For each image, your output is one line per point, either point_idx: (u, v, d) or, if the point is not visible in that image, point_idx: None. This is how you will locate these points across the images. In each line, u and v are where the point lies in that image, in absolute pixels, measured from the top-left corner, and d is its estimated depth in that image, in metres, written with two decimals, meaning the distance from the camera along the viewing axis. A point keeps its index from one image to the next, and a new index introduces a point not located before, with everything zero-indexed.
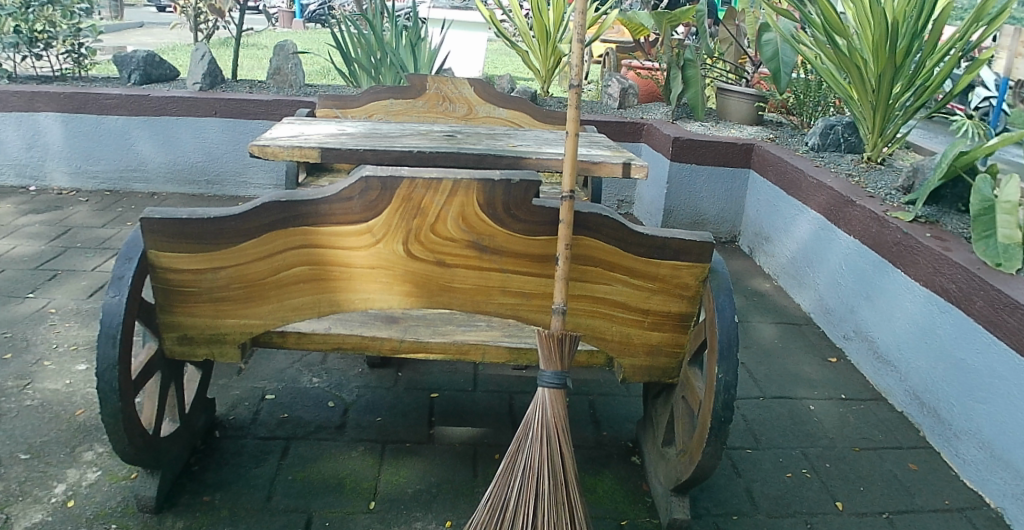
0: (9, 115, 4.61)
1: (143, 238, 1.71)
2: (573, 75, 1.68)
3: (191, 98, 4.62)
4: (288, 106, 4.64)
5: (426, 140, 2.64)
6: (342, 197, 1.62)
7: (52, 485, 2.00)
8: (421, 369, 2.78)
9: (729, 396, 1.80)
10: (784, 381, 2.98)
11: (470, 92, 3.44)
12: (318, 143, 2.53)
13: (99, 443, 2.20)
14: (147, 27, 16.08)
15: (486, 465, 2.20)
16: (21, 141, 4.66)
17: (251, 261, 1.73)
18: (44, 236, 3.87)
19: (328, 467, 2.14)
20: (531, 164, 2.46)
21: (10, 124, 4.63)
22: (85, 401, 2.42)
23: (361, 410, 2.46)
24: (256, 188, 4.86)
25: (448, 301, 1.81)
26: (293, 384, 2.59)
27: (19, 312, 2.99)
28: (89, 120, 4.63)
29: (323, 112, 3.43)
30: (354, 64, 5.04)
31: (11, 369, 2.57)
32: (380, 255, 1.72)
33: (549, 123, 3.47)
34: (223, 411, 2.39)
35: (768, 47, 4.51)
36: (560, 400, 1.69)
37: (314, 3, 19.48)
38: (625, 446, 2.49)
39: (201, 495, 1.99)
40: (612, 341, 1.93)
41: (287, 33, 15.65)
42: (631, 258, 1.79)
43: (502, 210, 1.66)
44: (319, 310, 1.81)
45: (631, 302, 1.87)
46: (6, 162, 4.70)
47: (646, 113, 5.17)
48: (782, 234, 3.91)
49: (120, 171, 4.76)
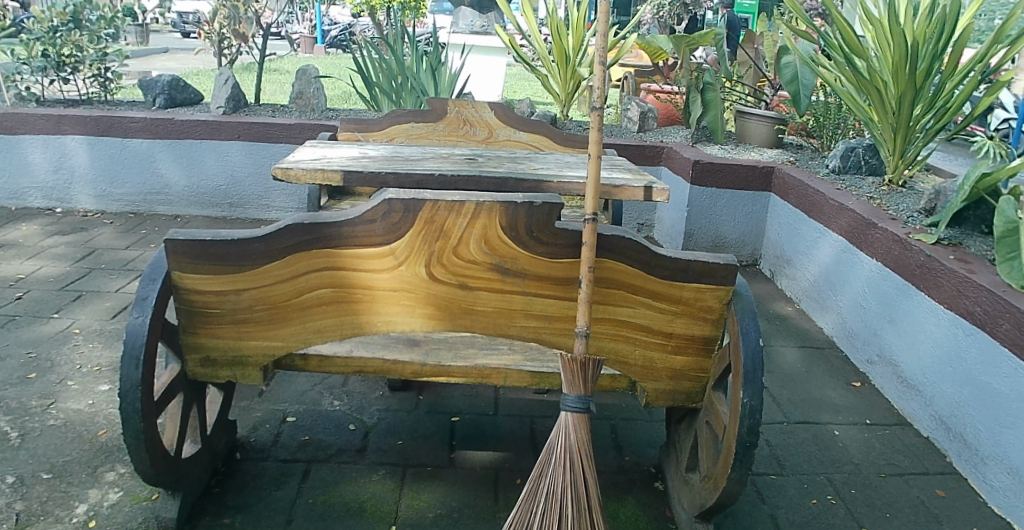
0: (36, 138, 4.69)
1: (167, 258, 1.73)
2: (595, 97, 1.70)
3: (214, 121, 4.67)
4: (310, 130, 4.65)
5: (447, 163, 2.60)
6: (366, 220, 1.67)
7: (74, 505, 2.00)
8: (442, 392, 2.74)
9: (753, 420, 1.81)
10: (808, 406, 2.95)
11: (491, 116, 3.43)
12: (340, 165, 2.51)
13: (121, 463, 2.19)
14: (172, 52, 16.51)
15: (507, 490, 2.17)
16: (48, 163, 4.74)
17: (275, 283, 1.75)
18: (68, 258, 3.91)
19: (349, 490, 2.11)
20: (552, 188, 2.40)
21: (37, 147, 4.71)
22: (108, 421, 2.42)
23: (382, 433, 2.43)
24: (278, 211, 4.88)
25: (471, 324, 1.85)
26: (314, 407, 2.57)
27: (45, 333, 3.01)
28: (115, 143, 4.70)
29: (345, 136, 3.44)
30: (375, 88, 5.08)
31: (34, 389, 2.58)
32: (403, 277, 1.76)
33: (569, 147, 3.44)
34: (244, 432, 2.38)
35: (787, 70, 4.46)
36: (583, 424, 1.72)
37: (335, 29, 19.79)
38: (648, 471, 2.46)
39: (222, 517, 1.98)
40: (635, 366, 1.94)
41: (309, 58, 15.98)
42: (652, 281, 1.81)
43: (524, 233, 1.69)
44: (341, 333, 1.84)
45: (654, 325, 1.88)
46: (33, 185, 4.78)
47: (666, 136, 5.16)
48: (804, 257, 3.88)
49: (145, 194, 4.82)
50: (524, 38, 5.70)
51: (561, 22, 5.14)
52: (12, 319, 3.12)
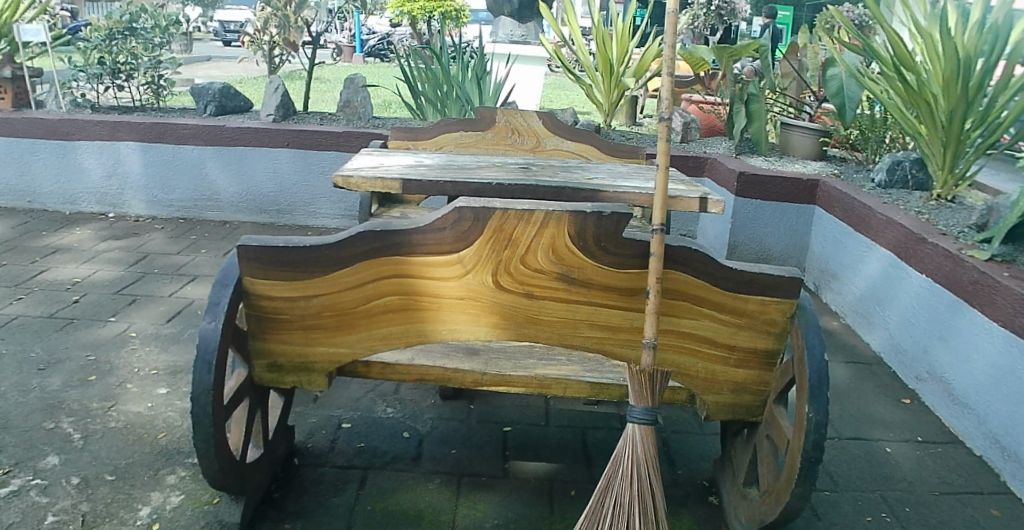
0: (92, 144, 4.78)
1: (239, 264, 1.75)
2: (662, 108, 1.73)
3: (266, 128, 4.72)
4: (359, 138, 4.68)
5: (503, 171, 2.59)
6: (435, 228, 1.67)
7: (137, 507, 2.01)
8: (493, 401, 2.73)
9: (819, 435, 1.78)
10: (858, 422, 2.91)
11: (539, 125, 3.43)
12: (399, 173, 2.52)
13: (181, 467, 2.20)
14: (214, 60, 16.78)
15: (563, 502, 2.14)
16: (102, 169, 4.81)
17: (343, 290, 1.76)
18: (123, 262, 3.96)
19: (406, 498, 2.11)
20: (608, 198, 2.36)
21: (93, 152, 4.79)
22: (168, 424, 2.43)
23: (436, 442, 2.43)
24: (326, 218, 4.88)
25: (535, 334, 1.84)
26: (368, 414, 2.57)
27: (102, 335, 3.05)
28: (167, 149, 4.78)
29: (395, 144, 3.48)
30: (421, 97, 5.12)
31: (95, 391, 2.61)
32: (470, 286, 1.75)
33: (618, 157, 3.41)
34: (300, 438, 2.38)
35: (832, 82, 4.43)
36: (650, 436, 1.73)
37: (375, 39, 20.04)
38: (701, 485, 2.43)
39: (283, 522, 1.98)
40: (697, 378, 1.92)
41: (351, 66, 16.16)
42: (716, 292, 1.79)
43: (592, 243, 1.69)
44: (407, 341, 1.84)
45: (717, 338, 1.86)
46: (87, 190, 4.85)
47: (709, 148, 5.17)
48: (849, 271, 3.85)
49: (196, 199, 4.87)
50: (567, 48, 5.71)
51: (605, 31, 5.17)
52: (71, 321, 3.16)
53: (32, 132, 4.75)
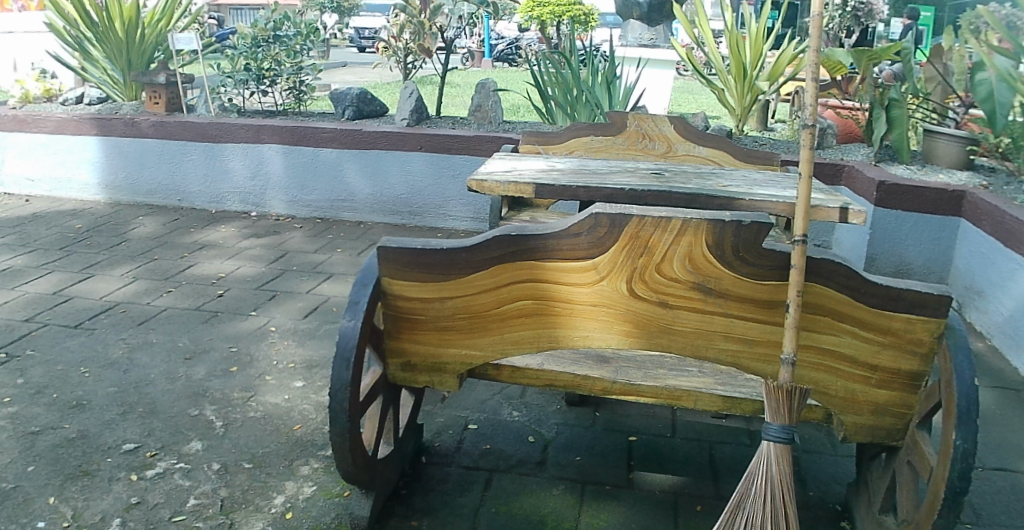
0: (237, 147, 5.17)
1: (378, 265, 1.80)
2: (805, 115, 1.66)
3: (402, 133, 4.88)
4: (489, 142, 4.75)
5: (635, 177, 2.56)
6: (571, 233, 1.65)
7: (272, 495, 2.11)
8: (618, 410, 2.70)
9: (966, 464, 1.65)
10: (1005, 452, 2.69)
11: (670, 130, 3.37)
12: (532, 177, 2.53)
13: (314, 459, 2.29)
14: (351, 66, 17.60)
15: (688, 517, 2.08)
16: (247, 170, 5.19)
17: (477, 293, 1.78)
18: (264, 259, 4.20)
19: (530, 503, 2.11)
20: (744, 206, 2.28)
21: (238, 154, 5.18)
22: (302, 417, 2.54)
23: (560, 448, 2.42)
24: (455, 220, 4.96)
25: (668, 344, 1.78)
26: (494, 416, 2.60)
27: (245, 328, 3.23)
28: (308, 151, 5.07)
29: (525, 148, 3.53)
30: (551, 101, 5.20)
31: (236, 382, 2.77)
32: (603, 292, 1.72)
33: (750, 163, 3.29)
34: (428, 437, 2.44)
35: (982, 87, 4.12)
36: (786, 457, 1.66)
37: (504, 44, 20.45)
38: (834, 509, 2.31)
39: (410, 519, 2.02)
40: (836, 397, 1.82)
41: (480, 71, 16.52)
42: (858, 308, 1.69)
43: (730, 252, 1.62)
44: (538, 345, 1.83)
45: (859, 356, 1.75)
46: (232, 190, 5.25)
47: (845, 155, 4.94)
48: (997, 290, 3.57)
49: (332, 200, 5.11)
50: (698, 51, 5.61)
51: (738, 35, 5.05)
52: (217, 314, 3.38)
53: (183, 136, 5.21)
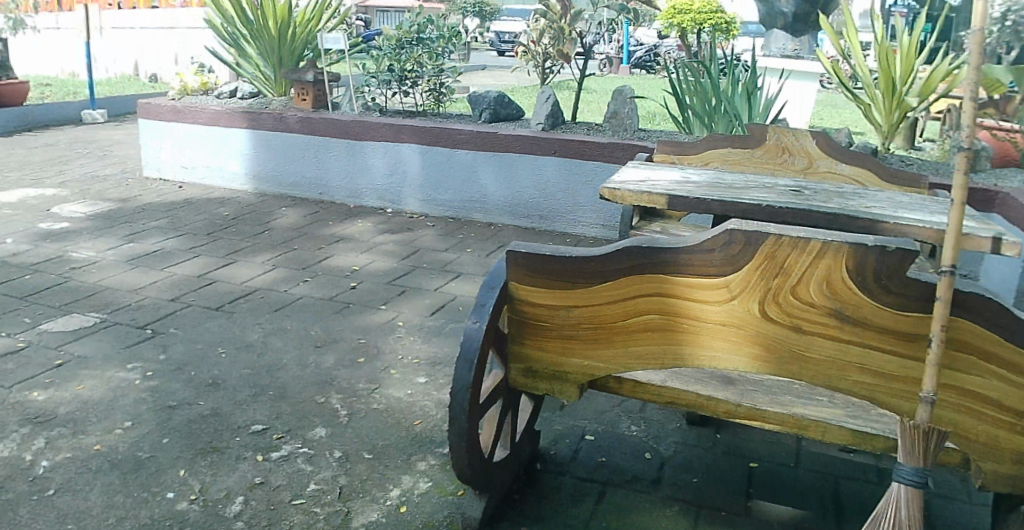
0: (378, 145, 5.37)
1: (507, 269, 1.83)
2: (961, 136, 1.52)
3: (537, 137, 4.94)
4: (624, 150, 4.71)
5: (774, 193, 2.47)
6: (704, 249, 1.58)
7: (388, 487, 2.17)
8: (741, 434, 2.61)
9: None
10: None
11: (812, 145, 3.24)
12: (665, 187, 2.52)
13: (431, 455, 2.34)
14: (488, 69, 18.01)
15: None
16: (386, 167, 5.38)
17: (603, 303, 1.76)
18: (397, 254, 4.35)
19: (642, 521, 2.08)
20: (887, 230, 2.16)
21: (379, 153, 5.38)
22: (422, 412, 2.61)
23: (677, 467, 2.37)
24: (584, 227, 4.94)
25: (801, 373, 1.66)
26: (612, 429, 2.58)
27: (374, 322, 3.36)
28: (444, 152, 5.21)
29: (660, 157, 3.52)
30: (688, 110, 5.14)
31: (362, 373, 2.88)
32: (734, 312, 1.64)
33: (895, 184, 3.11)
34: (545, 443, 2.46)
35: None
36: (917, 499, 1.61)
37: (643, 50, 20.29)
38: None
39: (520, 525, 2.04)
40: (976, 443, 1.62)
41: (616, 78, 16.43)
42: (1008, 348, 1.49)
43: (871, 280, 1.49)
44: (662, 362, 1.78)
45: (1004, 400, 1.55)
46: (371, 187, 5.47)
47: (1001, 179, 4.59)
48: None
49: (464, 201, 5.23)
50: (844, 63, 5.34)
51: (888, 49, 4.80)
52: (349, 306, 3.53)
53: (328, 132, 5.50)
